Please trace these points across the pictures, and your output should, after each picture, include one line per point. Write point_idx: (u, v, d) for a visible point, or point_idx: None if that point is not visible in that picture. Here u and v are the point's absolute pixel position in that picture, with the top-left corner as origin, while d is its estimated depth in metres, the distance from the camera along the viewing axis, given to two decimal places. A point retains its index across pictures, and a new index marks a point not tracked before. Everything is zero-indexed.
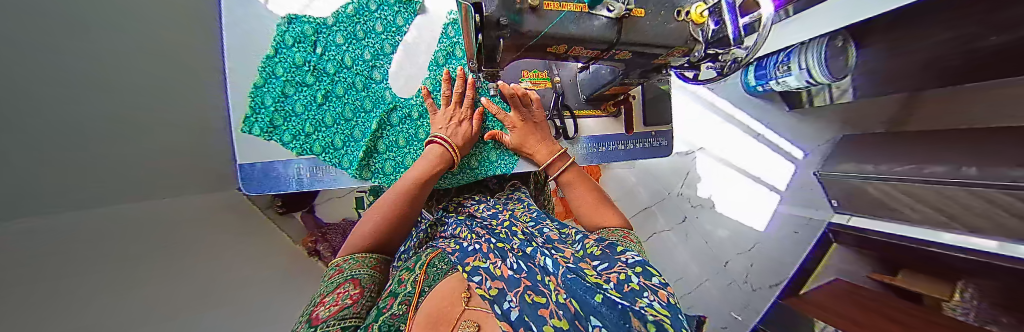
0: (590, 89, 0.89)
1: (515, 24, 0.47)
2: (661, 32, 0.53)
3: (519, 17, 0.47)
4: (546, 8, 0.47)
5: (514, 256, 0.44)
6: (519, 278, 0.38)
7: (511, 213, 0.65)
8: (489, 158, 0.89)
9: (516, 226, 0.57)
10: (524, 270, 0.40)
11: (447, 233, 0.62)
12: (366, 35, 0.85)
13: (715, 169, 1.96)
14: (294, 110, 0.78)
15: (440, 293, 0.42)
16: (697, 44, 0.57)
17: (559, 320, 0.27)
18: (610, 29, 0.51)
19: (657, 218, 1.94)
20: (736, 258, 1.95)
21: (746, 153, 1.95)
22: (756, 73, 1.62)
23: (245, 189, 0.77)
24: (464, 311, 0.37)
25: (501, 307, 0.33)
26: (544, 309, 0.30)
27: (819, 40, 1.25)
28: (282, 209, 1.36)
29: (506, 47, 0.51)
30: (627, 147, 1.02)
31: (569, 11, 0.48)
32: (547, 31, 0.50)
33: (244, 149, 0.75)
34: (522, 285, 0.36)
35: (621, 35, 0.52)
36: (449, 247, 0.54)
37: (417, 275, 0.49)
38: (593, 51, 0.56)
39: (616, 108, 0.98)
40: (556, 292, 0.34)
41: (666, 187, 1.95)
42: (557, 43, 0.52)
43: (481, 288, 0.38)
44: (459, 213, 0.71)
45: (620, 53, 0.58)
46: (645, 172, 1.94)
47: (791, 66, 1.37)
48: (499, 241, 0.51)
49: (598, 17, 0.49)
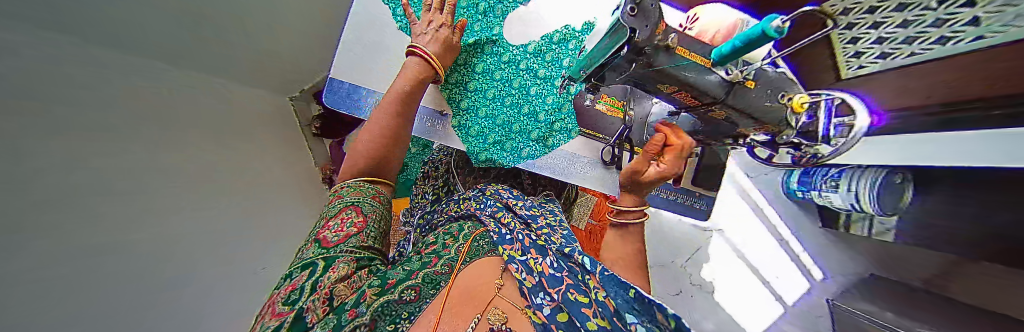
0: (658, 132, 0.89)
1: (653, 55, 0.48)
2: (756, 106, 0.55)
3: (658, 52, 0.48)
4: (679, 53, 0.50)
5: (554, 255, 0.50)
6: (562, 278, 0.44)
7: (548, 221, 0.64)
8: (529, 136, 0.87)
9: (554, 238, 0.55)
10: (564, 269, 0.47)
11: (485, 213, 0.63)
12: None
13: (730, 257, 1.90)
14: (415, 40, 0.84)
15: (475, 273, 0.48)
16: (790, 130, 0.57)
17: (600, 321, 0.39)
18: (720, 89, 0.53)
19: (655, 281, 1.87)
20: None
21: (767, 254, 1.88)
22: (802, 179, 1.60)
23: (325, 100, 0.79)
24: (493, 299, 0.43)
25: (536, 299, 0.42)
26: (585, 308, 0.40)
27: (878, 171, 1.21)
28: (317, 131, 1.49)
29: (634, 70, 0.52)
30: (669, 198, 1.02)
31: (694, 61, 0.51)
32: (667, 70, 0.51)
33: (343, 64, 0.80)
34: (566, 284, 0.43)
35: (729, 97, 0.54)
36: (490, 228, 0.57)
37: (458, 247, 0.54)
38: (694, 101, 0.58)
39: None
40: (596, 291, 0.42)
41: (673, 254, 1.91)
42: (669, 82, 0.54)
43: (523, 279, 0.45)
44: (497, 198, 0.72)
45: (716, 111, 0.59)
46: (657, 230, 1.93)
47: (840, 186, 1.35)
48: (539, 238, 0.54)
49: (713, 73, 0.52)
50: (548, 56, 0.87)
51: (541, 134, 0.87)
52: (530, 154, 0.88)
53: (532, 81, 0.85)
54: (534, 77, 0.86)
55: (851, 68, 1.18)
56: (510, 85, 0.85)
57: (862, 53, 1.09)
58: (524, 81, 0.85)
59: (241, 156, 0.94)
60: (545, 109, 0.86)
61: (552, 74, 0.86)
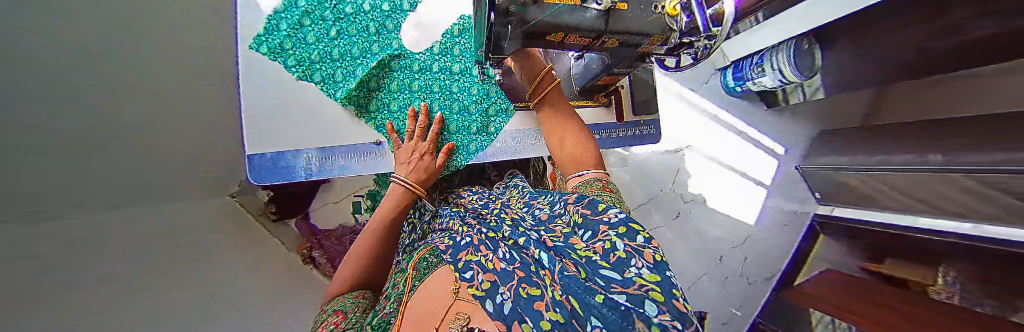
0: (583, 80, 0.91)
1: (520, 13, 0.51)
2: (643, 24, 0.58)
3: (525, 9, 0.50)
4: (548, 1, 0.50)
5: (507, 246, 0.46)
6: (512, 270, 0.39)
7: (501, 202, 0.67)
8: (468, 130, 0.88)
9: (505, 212, 0.60)
10: (517, 260, 0.42)
11: (442, 225, 0.65)
12: None
13: (706, 166, 2.04)
14: (314, 80, 0.78)
15: (431, 288, 0.46)
16: (674, 34, 0.61)
17: (556, 314, 0.29)
18: (598, 21, 0.55)
19: (653, 214, 1.98)
20: (731, 253, 1.99)
21: (734, 150, 2.04)
22: (735, 75, 1.74)
23: (254, 179, 0.75)
24: (455, 302, 0.40)
25: (495, 302, 0.35)
26: (539, 302, 0.32)
27: (789, 43, 1.39)
28: (275, 215, 1.33)
29: (511, 34, 0.56)
30: (616, 135, 1.04)
31: (564, 4, 0.51)
32: (544, 20, 0.53)
33: (255, 138, 0.74)
34: (517, 278, 0.37)
35: (610, 25, 0.56)
36: (442, 241, 0.56)
37: (409, 275, 0.54)
38: (584, 39, 0.61)
39: (606, 98, 1.01)
40: (552, 288, 0.34)
41: (659, 184, 2.01)
42: (553, 30, 0.56)
43: (474, 285, 0.40)
44: (455, 203, 0.73)
45: (608, 41, 0.62)
46: (638, 170, 2.00)
47: (766, 68, 1.49)
48: (490, 230, 0.53)
49: (588, 9, 0.53)
50: (455, 50, 0.89)
51: (480, 124, 0.89)
52: (475, 147, 0.88)
53: (451, 79, 0.87)
54: (451, 74, 0.87)
55: None
56: (432, 91, 0.85)
57: None
58: (442, 84, 0.86)
59: (222, 267, 0.87)
60: (474, 100, 0.89)
61: (467, 66, 0.89)
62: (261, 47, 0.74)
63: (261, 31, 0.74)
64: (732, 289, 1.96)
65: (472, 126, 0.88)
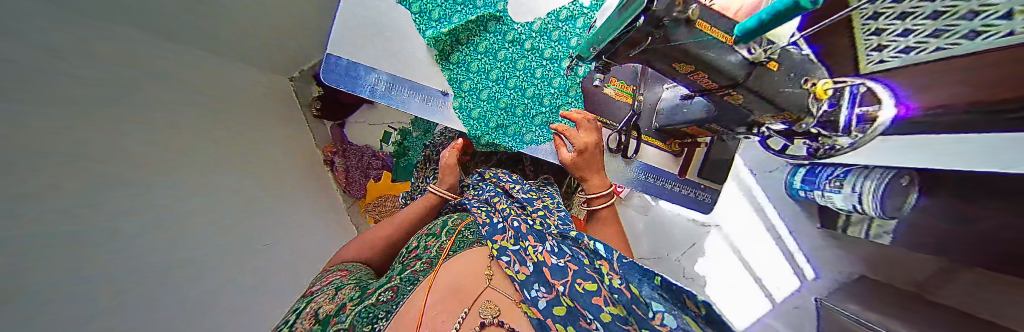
0: (668, 120, 0.86)
1: (669, 30, 0.45)
2: (777, 94, 0.52)
3: (676, 27, 0.44)
4: (699, 27, 0.44)
5: (552, 242, 0.50)
6: (564, 266, 0.44)
7: (546, 203, 0.67)
8: (533, 121, 0.85)
9: (549, 220, 0.59)
10: (567, 254, 0.47)
11: (482, 198, 0.66)
12: None
13: (724, 252, 1.91)
14: (414, 9, 0.79)
15: (466, 260, 0.47)
16: (808, 118, 0.54)
17: (614, 308, 0.38)
18: (741, 68, 0.49)
19: None
20: None
21: (761, 251, 1.89)
22: (806, 177, 1.59)
23: (325, 77, 0.75)
24: (485, 288, 0.41)
25: (529, 293, 0.40)
26: (597, 297, 0.39)
27: (886, 172, 1.19)
28: (318, 113, 1.47)
29: (650, 45, 0.49)
30: (672, 189, 0.98)
31: (714, 38, 0.46)
32: (685, 46, 0.48)
33: (340, 41, 0.76)
34: (571, 274, 0.42)
35: (750, 77, 0.50)
36: (482, 215, 0.57)
37: (443, 242, 0.54)
38: (712, 83, 0.56)
39: (680, 148, 0.96)
40: (609, 277, 0.42)
41: (669, 246, 1.92)
42: (687, 60, 0.51)
43: (510, 269, 0.43)
44: (496, 183, 0.73)
45: (733, 94, 0.57)
46: (656, 222, 1.92)
47: (845, 185, 1.33)
48: (536, 225, 0.56)
49: (736, 54, 0.48)
50: (554, 34, 0.84)
51: (545, 118, 0.86)
52: (530, 139, 0.85)
53: (538, 62, 0.84)
54: (541, 58, 0.84)
55: None
56: (515, 66, 0.84)
57: None
58: (528, 63, 0.84)
59: None
60: (551, 92, 0.85)
61: (559, 55, 0.84)
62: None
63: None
64: None
65: (537, 116, 0.86)
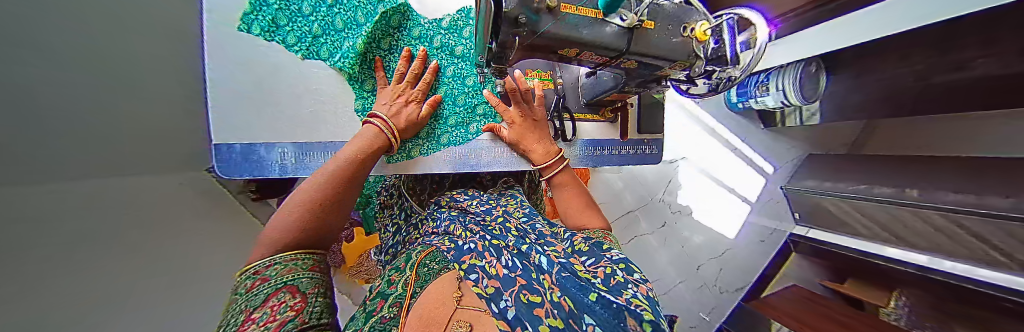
0: (591, 94, 0.87)
1: (532, 23, 0.45)
2: (667, 46, 0.54)
3: (539, 16, 0.45)
4: (564, 10, 0.47)
5: (508, 254, 0.43)
6: (514, 277, 0.37)
7: (504, 209, 0.62)
8: (449, 123, 0.83)
9: (511, 223, 0.54)
10: (519, 266, 0.39)
11: (441, 229, 0.60)
12: None
13: (697, 179, 2.06)
14: (317, 52, 0.71)
15: (433, 293, 0.41)
16: (698, 61, 0.58)
17: (555, 319, 0.27)
18: (620, 38, 0.51)
19: (640, 221, 2.01)
20: (708, 263, 2.07)
21: (725, 166, 2.06)
22: (739, 91, 1.70)
23: (223, 174, 0.69)
24: (456, 311, 0.37)
25: (498, 306, 0.33)
26: (539, 309, 0.30)
27: (796, 65, 1.36)
28: (255, 194, 1.22)
29: (520, 46, 0.49)
30: (619, 153, 1.01)
31: (584, 16, 0.48)
32: (558, 34, 0.48)
33: (223, 126, 0.67)
34: (518, 284, 0.35)
35: (632, 44, 0.52)
36: (443, 243, 0.53)
37: (408, 276, 0.46)
38: (601, 58, 0.56)
39: (613, 114, 0.97)
40: (550, 290, 0.32)
41: (650, 192, 2.03)
42: (568, 46, 0.51)
43: (478, 286, 0.38)
44: (452, 207, 0.67)
45: (627, 62, 0.58)
46: (633, 176, 2.00)
47: (770, 87, 1.48)
48: (495, 238, 0.49)
49: (610, 24, 0.49)
50: (465, 30, 0.83)
51: (471, 115, 0.86)
52: (447, 139, 0.82)
53: (449, 60, 0.82)
54: (452, 55, 0.82)
55: None
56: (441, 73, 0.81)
57: None
58: (459, 67, 0.83)
59: None
60: (467, 91, 0.84)
61: (468, 51, 0.84)
62: (251, 27, 0.66)
63: (246, 7, 0.66)
64: (703, 296, 2.05)
65: (450, 117, 0.83)
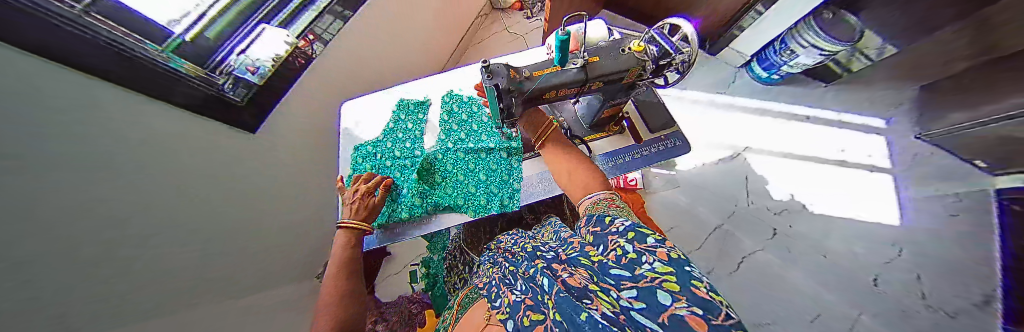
0: (590, 117, 0.88)
1: (518, 88, 0.58)
2: (617, 62, 0.58)
3: (521, 84, 0.58)
4: (537, 74, 0.58)
5: (520, 278, 0.41)
6: (524, 300, 0.35)
7: (528, 235, 0.64)
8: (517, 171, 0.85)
9: (529, 244, 0.54)
10: (528, 291, 0.37)
11: (483, 266, 0.65)
12: (385, 124, 0.94)
13: (780, 163, 1.70)
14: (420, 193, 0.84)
15: (473, 319, 0.45)
16: (647, 64, 0.58)
17: None
18: (578, 75, 0.57)
19: (738, 235, 1.63)
20: (884, 267, 1.41)
21: (810, 138, 1.71)
22: (762, 65, 1.67)
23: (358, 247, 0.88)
24: (486, 329, 0.40)
25: (511, 325, 0.32)
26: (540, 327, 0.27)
27: (806, 24, 1.35)
28: None
29: (517, 106, 0.61)
30: (641, 154, 0.90)
31: (549, 72, 0.58)
32: (540, 89, 0.59)
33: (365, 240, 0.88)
34: (526, 306, 0.33)
35: (590, 73, 0.57)
36: (479, 280, 0.56)
37: (453, 312, 0.55)
38: (574, 90, 0.62)
39: (620, 126, 0.92)
40: (551, 308, 0.29)
41: (727, 197, 1.71)
42: (548, 91, 0.60)
43: (500, 312, 0.37)
44: (493, 247, 0.72)
45: (594, 86, 0.61)
46: (695, 186, 1.76)
47: (795, 50, 1.43)
48: (512, 266, 0.49)
49: (568, 69, 0.58)
50: (464, 109, 0.93)
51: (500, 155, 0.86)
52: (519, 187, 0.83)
53: (466, 132, 0.89)
54: (461, 126, 0.90)
55: None
56: (467, 142, 0.87)
57: None
58: (481, 131, 0.89)
59: None
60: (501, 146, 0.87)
61: (473, 115, 0.91)
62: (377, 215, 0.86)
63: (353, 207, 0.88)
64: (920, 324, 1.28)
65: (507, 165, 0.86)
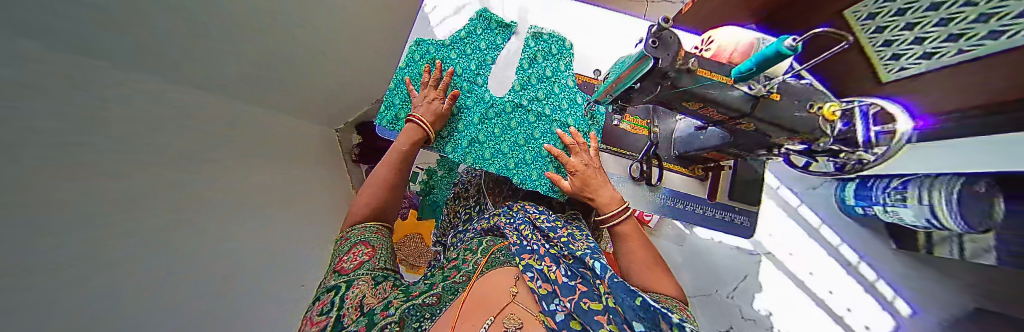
0: (687, 147, 0.77)
1: (676, 79, 0.46)
2: (791, 116, 0.46)
3: (681, 76, 0.45)
4: (700, 74, 0.45)
5: (564, 266, 0.46)
6: (575, 287, 0.42)
7: (570, 231, 0.62)
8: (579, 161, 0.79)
9: (572, 242, 0.54)
10: (576, 276, 0.45)
11: (511, 227, 0.60)
12: (468, 35, 0.82)
13: (787, 286, 1.63)
14: (476, 137, 0.77)
15: (492, 278, 0.45)
16: (824, 138, 0.46)
17: None
18: (745, 104, 0.47)
19: (698, 313, 1.65)
20: None
21: (837, 283, 1.60)
22: (859, 193, 1.46)
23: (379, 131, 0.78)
24: (508, 304, 0.39)
25: (548, 307, 0.39)
26: (601, 317, 0.37)
27: (952, 181, 1.05)
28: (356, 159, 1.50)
29: (659, 92, 0.51)
30: (704, 214, 0.83)
31: (716, 80, 0.46)
32: (689, 92, 0.48)
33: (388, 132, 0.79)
34: (578, 293, 0.41)
35: (756, 110, 0.47)
36: (514, 243, 0.52)
37: (478, 262, 0.50)
38: (722, 115, 0.52)
39: (705, 172, 0.83)
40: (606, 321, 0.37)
41: (716, 281, 1.69)
42: (700, 102, 0.49)
43: (534, 285, 0.41)
44: (525, 212, 0.68)
45: (744, 123, 0.52)
46: (697, 254, 1.73)
47: (910, 197, 1.20)
48: (555, 250, 0.52)
49: (735, 89, 0.46)
50: (555, 60, 0.83)
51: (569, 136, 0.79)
52: None
53: (547, 86, 0.81)
54: (544, 76, 0.81)
55: (891, 71, 1.11)
56: (545, 100, 0.79)
57: (901, 54, 1.03)
58: (564, 96, 0.80)
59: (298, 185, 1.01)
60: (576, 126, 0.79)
61: (560, 72, 0.82)
62: None
63: (393, 103, 0.77)
64: None
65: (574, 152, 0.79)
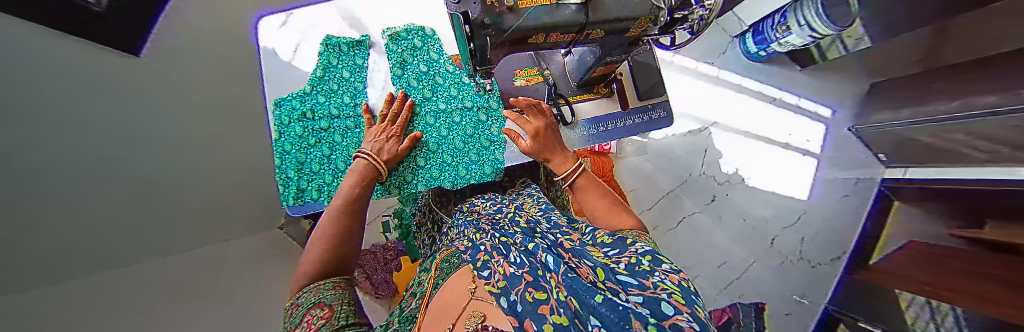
0: (579, 76, 0.78)
1: (497, 24, 0.46)
2: (625, 8, 0.48)
3: (499, 19, 0.45)
4: (524, 6, 0.45)
5: (516, 251, 0.40)
6: (520, 275, 0.32)
7: (517, 207, 0.64)
8: (496, 135, 0.81)
9: (521, 216, 0.56)
10: (525, 265, 0.35)
11: (460, 232, 0.62)
12: (326, 71, 0.76)
13: (737, 142, 1.84)
14: None
15: (450, 285, 0.44)
16: (662, 12, 0.49)
17: (559, 316, 0.18)
18: (580, 16, 0.47)
19: (685, 201, 1.83)
20: (784, 233, 1.73)
21: (769, 121, 1.82)
22: (756, 39, 1.62)
23: (291, 210, 0.72)
24: (467, 304, 0.36)
25: (505, 301, 0.28)
26: (545, 307, 0.22)
27: None
28: None
29: (495, 45, 0.50)
30: (627, 125, 0.87)
31: (541, 5, 0.45)
32: (523, 28, 0.48)
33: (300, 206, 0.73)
34: (524, 282, 0.29)
35: (589, 17, 0.47)
36: (462, 243, 0.54)
37: (432, 274, 0.53)
38: (567, 35, 0.52)
39: (609, 88, 0.86)
40: (557, 289, 0.25)
41: (686, 168, 1.86)
42: (542, 32, 0.49)
43: (489, 283, 0.34)
44: (470, 212, 0.70)
45: (593, 33, 0.52)
46: (662, 156, 1.87)
47: (790, 26, 1.38)
48: (503, 236, 0.48)
49: (568, 5, 0.46)
50: (424, 53, 0.81)
51: (477, 118, 0.80)
52: (498, 159, 0.79)
53: (429, 82, 0.79)
54: (421, 73, 0.79)
55: None
56: (434, 96, 0.78)
57: None
58: (450, 84, 0.80)
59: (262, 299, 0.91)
60: (476, 106, 0.80)
61: (436, 62, 0.80)
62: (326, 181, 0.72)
63: (287, 175, 0.71)
64: (790, 275, 1.68)
65: (487, 130, 0.80)
